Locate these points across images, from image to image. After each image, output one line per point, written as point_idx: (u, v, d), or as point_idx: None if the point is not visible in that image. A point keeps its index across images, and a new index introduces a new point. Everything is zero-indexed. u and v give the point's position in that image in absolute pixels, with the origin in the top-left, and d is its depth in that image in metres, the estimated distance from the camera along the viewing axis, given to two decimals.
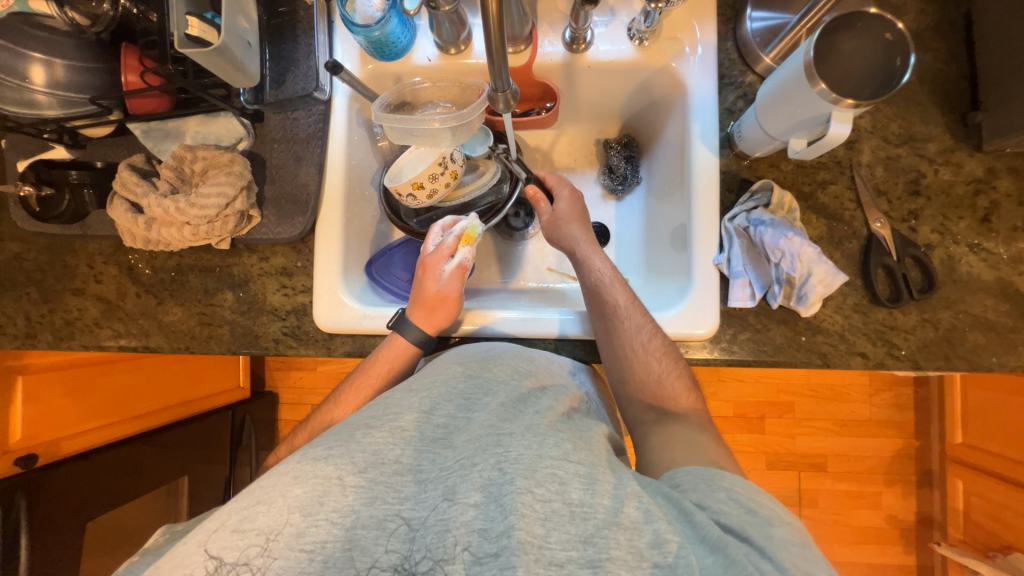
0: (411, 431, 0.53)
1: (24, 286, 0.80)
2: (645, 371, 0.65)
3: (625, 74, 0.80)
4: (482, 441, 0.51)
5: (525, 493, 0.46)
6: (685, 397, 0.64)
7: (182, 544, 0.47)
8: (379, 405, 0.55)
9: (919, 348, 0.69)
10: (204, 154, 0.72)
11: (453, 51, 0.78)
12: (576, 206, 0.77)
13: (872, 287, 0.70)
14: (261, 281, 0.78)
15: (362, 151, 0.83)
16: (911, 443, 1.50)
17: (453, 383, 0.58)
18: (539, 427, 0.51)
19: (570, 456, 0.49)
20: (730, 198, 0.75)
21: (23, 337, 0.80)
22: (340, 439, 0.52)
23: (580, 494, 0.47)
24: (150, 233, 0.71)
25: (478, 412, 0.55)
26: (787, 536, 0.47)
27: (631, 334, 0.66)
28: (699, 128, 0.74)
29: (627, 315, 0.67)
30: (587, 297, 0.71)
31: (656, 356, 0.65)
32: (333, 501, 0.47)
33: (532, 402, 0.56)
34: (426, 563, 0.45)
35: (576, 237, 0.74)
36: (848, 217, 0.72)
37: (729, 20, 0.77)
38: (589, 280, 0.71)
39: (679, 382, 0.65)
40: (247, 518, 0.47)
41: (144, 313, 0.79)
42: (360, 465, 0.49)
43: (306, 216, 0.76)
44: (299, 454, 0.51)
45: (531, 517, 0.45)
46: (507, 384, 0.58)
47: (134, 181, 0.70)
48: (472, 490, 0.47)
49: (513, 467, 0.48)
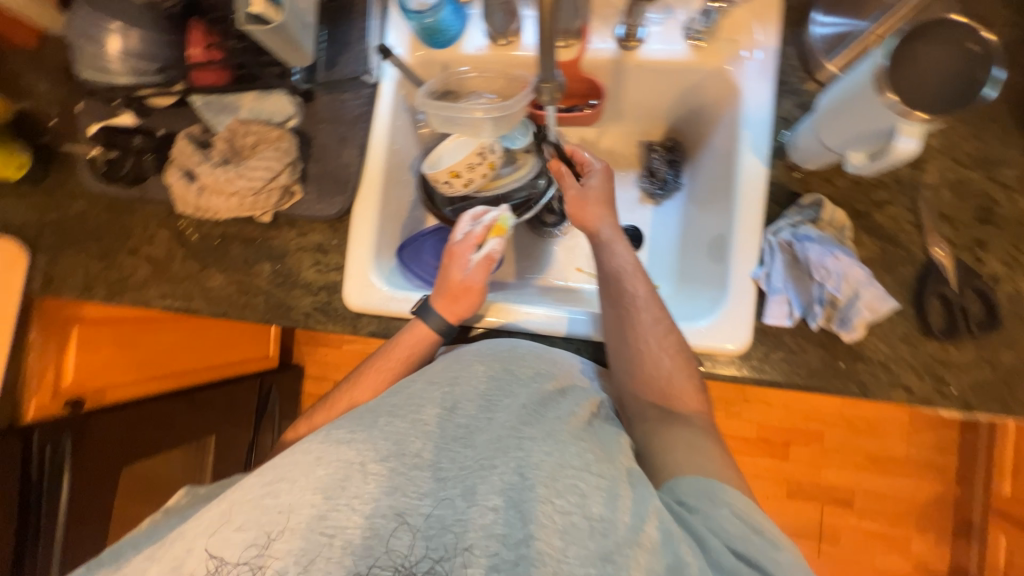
0: (433, 427, 0.53)
1: (85, 242, 0.87)
2: (655, 366, 0.62)
3: (677, 74, 0.77)
4: (504, 443, 0.51)
5: (545, 502, 0.46)
6: (692, 399, 0.61)
7: (208, 512, 0.49)
8: (401, 395, 0.56)
9: (972, 387, 0.64)
10: (255, 129, 0.75)
11: (502, 42, 0.78)
12: (606, 186, 0.73)
13: (924, 318, 0.65)
14: (297, 255, 0.81)
15: (404, 137, 0.84)
16: (951, 489, 1.40)
17: (475, 383, 0.57)
18: (561, 435, 0.52)
19: (591, 467, 0.49)
20: (776, 210, 0.71)
21: (80, 289, 0.86)
22: (364, 424, 0.53)
23: (601, 508, 0.47)
24: (200, 201, 0.75)
25: (499, 413, 0.55)
26: (791, 559, 0.48)
27: (646, 327, 0.63)
28: (749, 136, 0.71)
29: (645, 307, 0.64)
30: (605, 282, 0.68)
31: (669, 352, 0.62)
32: (353, 488, 0.48)
33: (553, 407, 0.55)
34: (426, 563, 0.46)
35: (601, 223, 0.70)
36: (906, 240, 0.67)
37: (793, 24, 0.73)
38: (609, 265, 0.68)
39: (689, 382, 0.62)
40: (270, 493, 0.48)
41: (188, 277, 0.83)
42: (382, 453, 0.50)
43: (345, 196, 0.78)
44: (323, 434, 0.52)
45: (550, 528, 0.46)
46: (528, 386, 0.57)
47: (189, 151, 0.74)
48: (492, 494, 0.48)
49: (534, 473, 0.48)
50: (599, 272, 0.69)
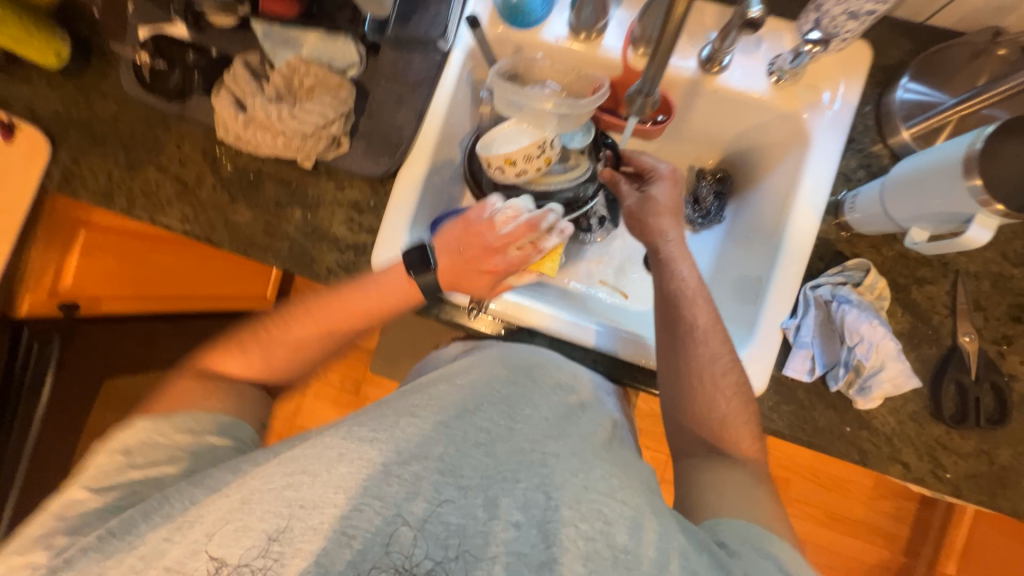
0: (453, 429, 0.53)
1: (114, 148, 0.83)
2: (709, 405, 0.63)
3: (749, 109, 0.75)
4: (527, 457, 0.52)
5: (569, 525, 0.47)
6: (747, 445, 0.62)
7: (224, 497, 0.49)
8: (425, 396, 0.58)
9: (965, 476, 0.66)
10: (315, 71, 0.72)
11: (583, 36, 0.76)
12: (671, 198, 0.74)
13: (936, 402, 0.66)
14: (330, 209, 0.79)
15: (461, 112, 0.82)
16: (896, 557, 1.46)
17: (497, 385, 0.60)
18: (586, 456, 0.52)
19: (616, 494, 0.49)
20: (818, 266, 0.71)
21: (99, 195, 0.83)
22: (385, 425, 0.53)
23: (625, 539, 0.46)
24: (244, 132, 0.72)
25: (521, 423, 0.56)
26: None
27: (704, 360, 0.64)
28: (810, 186, 0.70)
29: (704, 339, 0.64)
30: (663, 305, 0.68)
31: (725, 392, 0.63)
32: (376, 488, 0.48)
33: (576, 422, 0.58)
34: (426, 564, 0.46)
35: (667, 228, 0.71)
36: (937, 322, 0.68)
37: (878, 84, 0.72)
38: (669, 288, 0.68)
39: (745, 426, 0.62)
40: (288, 486, 0.48)
41: (214, 207, 0.81)
42: (403, 454, 0.50)
43: (392, 159, 0.76)
44: (344, 431, 0.52)
45: (572, 552, 0.46)
46: (549, 397, 0.60)
47: (245, 79, 0.72)
48: (515, 509, 0.48)
49: (559, 494, 0.48)
50: (656, 294, 0.69)
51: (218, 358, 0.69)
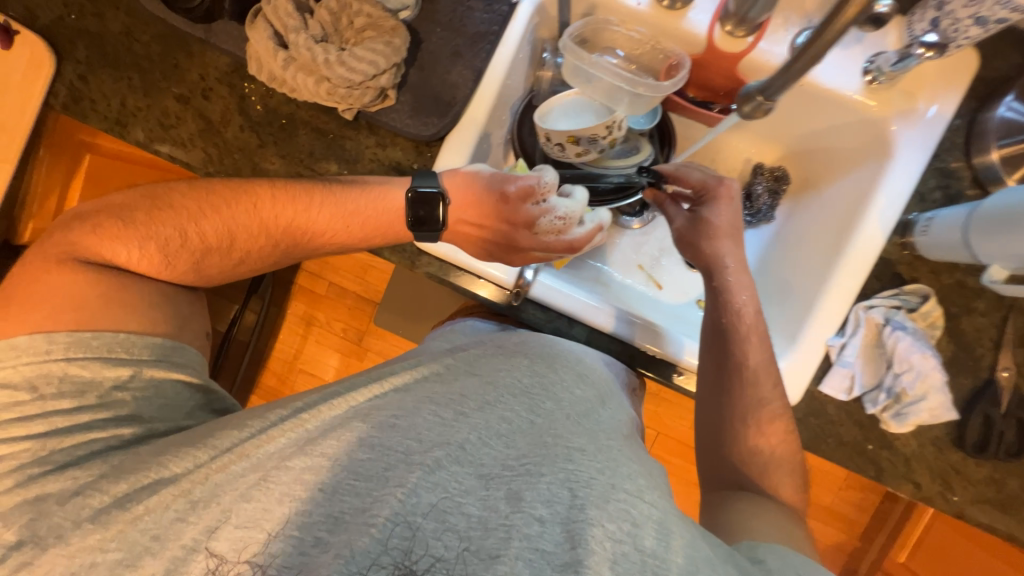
0: (477, 419, 0.51)
1: (126, 69, 0.74)
2: (752, 448, 0.64)
3: (832, 109, 0.70)
4: (550, 451, 0.48)
5: (596, 526, 0.43)
6: (786, 489, 0.63)
7: (245, 476, 0.50)
8: (444, 386, 0.55)
9: (972, 501, 0.68)
10: (368, 10, 0.64)
11: (667, 3, 0.68)
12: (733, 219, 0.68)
13: (961, 431, 0.68)
14: (369, 167, 0.72)
15: (519, 74, 0.75)
16: (852, 542, 1.51)
17: (519, 375, 0.56)
18: (615, 454, 0.49)
19: (644, 495, 0.46)
20: (873, 285, 0.69)
21: (111, 123, 0.74)
22: (406, 409, 0.53)
23: (653, 543, 0.44)
24: (284, 73, 0.64)
25: (543, 417, 0.52)
26: None
27: (752, 403, 0.64)
28: (883, 202, 0.67)
29: (755, 381, 0.64)
30: (715, 340, 0.67)
31: (769, 437, 0.64)
32: (395, 477, 0.47)
33: (596, 419, 0.54)
34: (427, 561, 0.43)
35: (725, 254, 0.67)
36: (978, 353, 0.68)
37: (975, 98, 0.67)
38: (723, 322, 0.67)
39: (786, 473, 0.63)
40: (311, 471, 0.49)
41: (240, 150, 0.73)
42: (424, 443, 0.49)
43: (442, 120, 0.69)
44: (362, 417, 0.52)
45: (600, 555, 0.42)
46: (570, 391, 0.56)
47: (287, 10, 0.63)
48: (538, 503, 0.45)
49: (585, 491, 0.45)
50: (708, 325, 0.68)
51: (102, 244, 0.62)
